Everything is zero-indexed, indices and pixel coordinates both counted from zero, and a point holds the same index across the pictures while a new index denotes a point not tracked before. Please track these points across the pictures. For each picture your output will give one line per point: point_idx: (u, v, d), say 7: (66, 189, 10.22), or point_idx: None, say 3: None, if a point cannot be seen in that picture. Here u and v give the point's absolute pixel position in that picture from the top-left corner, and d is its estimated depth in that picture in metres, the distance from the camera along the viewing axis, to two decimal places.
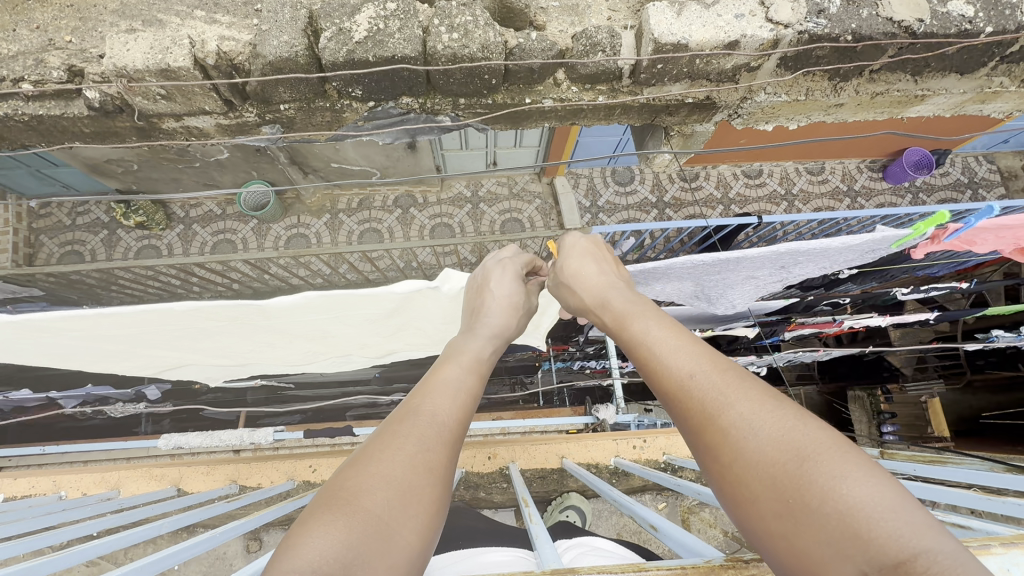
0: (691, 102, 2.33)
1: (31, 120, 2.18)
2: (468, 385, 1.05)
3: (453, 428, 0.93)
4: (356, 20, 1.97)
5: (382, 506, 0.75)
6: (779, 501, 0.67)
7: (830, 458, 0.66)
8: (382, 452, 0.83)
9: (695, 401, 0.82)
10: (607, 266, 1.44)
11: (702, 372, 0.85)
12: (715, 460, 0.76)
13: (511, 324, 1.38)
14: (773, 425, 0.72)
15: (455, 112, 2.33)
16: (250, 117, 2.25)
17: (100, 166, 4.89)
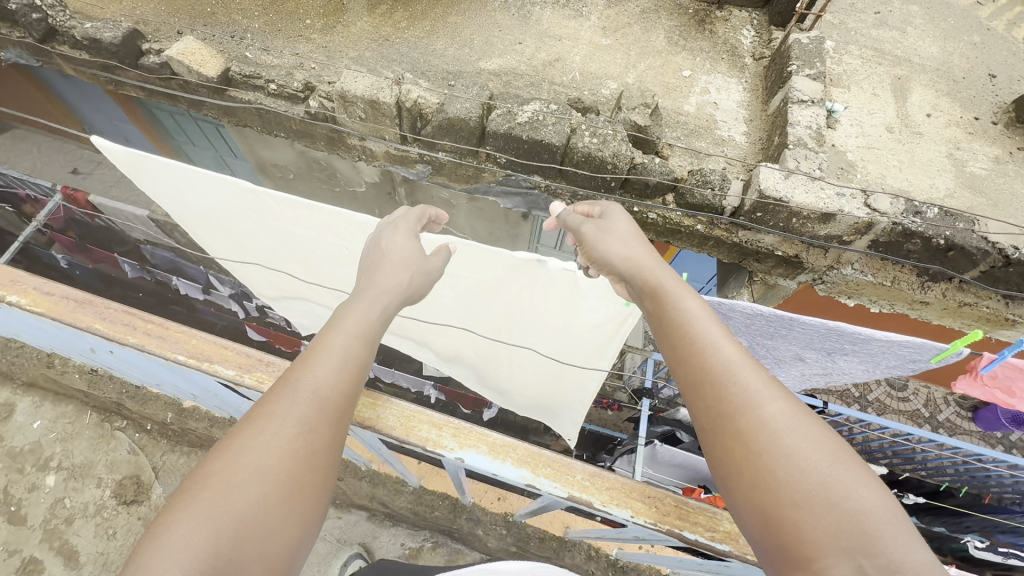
0: (779, 255, 2.55)
1: (262, 110, 2.86)
2: (355, 354, 1.08)
3: (334, 400, 0.99)
4: (523, 108, 2.48)
5: (263, 484, 0.84)
6: (799, 493, 0.81)
7: (847, 471, 0.82)
8: (258, 434, 0.90)
9: (737, 391, 0.94)
10: (637, 235, 1.38)
11: (740, 370, 0.97)
12: (742, 446, 0.89)
13: (416, 285, 1.37)
14: (805, 436, 0.87)
15: (571, 200, 2.71)
16: (413, 154, 2.75)
17: (267, 168, 5.93)
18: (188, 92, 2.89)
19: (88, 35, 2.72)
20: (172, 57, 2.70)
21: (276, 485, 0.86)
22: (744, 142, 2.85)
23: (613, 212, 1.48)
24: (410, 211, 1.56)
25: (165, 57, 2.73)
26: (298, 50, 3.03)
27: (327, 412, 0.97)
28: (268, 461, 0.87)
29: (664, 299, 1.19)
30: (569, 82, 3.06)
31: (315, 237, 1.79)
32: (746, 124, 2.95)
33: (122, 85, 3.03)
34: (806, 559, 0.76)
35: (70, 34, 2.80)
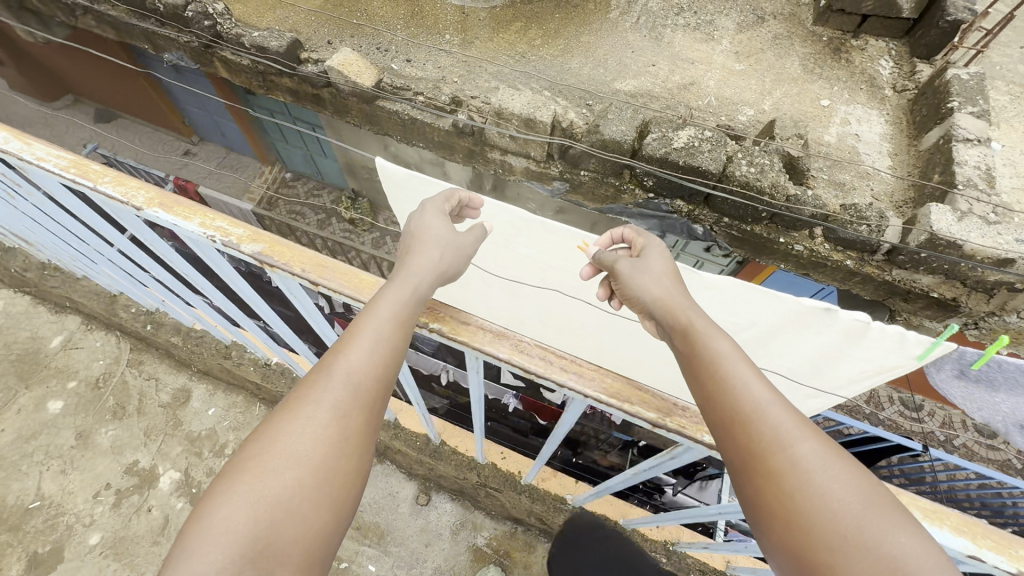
0: (933, 297, 2.48)
1: (406, 120, 2.93)
2: (387, 339, 0.90)
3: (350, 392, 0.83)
4: (678, 133, 2.48)
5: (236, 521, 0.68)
6: (827, 552, 0.66)
7: (877, 535, 0.65)
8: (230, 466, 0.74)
9: (761, 420, 0.79)
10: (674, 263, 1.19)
11: (771, 409, 0.79)
12: (769, 487, 0.73)
13: (449, 265, 1.11)
14: (835, 491, 0.69)
15: (713, 226, 2.69)
16: (553, 171, 2.78)
17: (356, 168, 6.12)
18: (338, 99, 3.01)
19: (255, 43, 2.87)
20: (333, 66, 2.82)
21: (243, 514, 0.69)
22: (892, 176, 2.76)
23: (655, 247, 1.20)
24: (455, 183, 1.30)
25: (325, 66, 2.86)
26: (438, 62, 3.12)
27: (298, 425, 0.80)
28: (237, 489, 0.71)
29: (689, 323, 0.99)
30: (704, 106, 3.05)
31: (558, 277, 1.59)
32: (891, 158, 2.87)
33: (272, 89, 3.18)
34: None
35: (234, 41, 2.94)
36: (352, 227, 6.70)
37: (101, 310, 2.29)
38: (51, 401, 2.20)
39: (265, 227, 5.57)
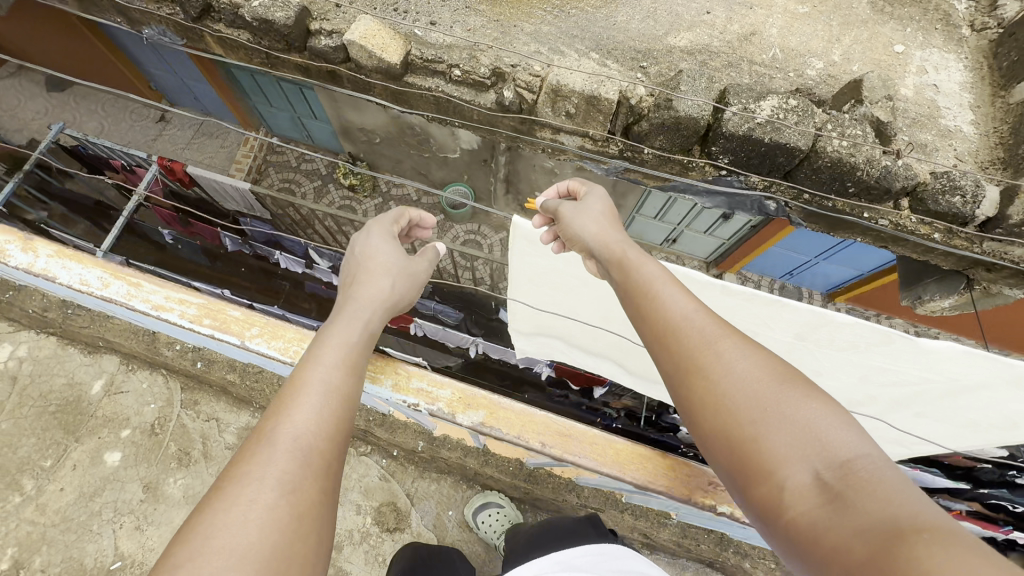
0: (1023, 268, 2.36)
1: (441, 98, 2.59)
2: (337, 381, 1.09)
3: (319, 443, 0.98)
4: (761, 105, 2.22)
5: (288, 454, 0.94)
6: (751, 412, 0.89)
7: (784, 390, 0.90)
8: (270, 415, 1.00)
9: (691, 336, 1.02)
10: (610, 215, 1.49)
11: (694, 317, 1.05)
12: (700, 380, 0.96)
13: (395, 290, 1.44)
14: (751, 365, 0.95)
15: (789, 202, 2.48)
16: (612, 150, 2.51)
17: (350, 131, 5.64)
18: (358, 76, 2.63)
19: (257, 15, 2.44)
20: (352, 40, 2.44)
21: (299, 453, 0.95)
22: (977, 135, 2.55)
23: (593, 196, 1.59)
24: (393, 212, 1.70)
25: (342, 41, 2.47)
26: (465, 21, 2.73)
27: (337, 378, 1.10)
28: (282, 444, 0.95)
29: (628, 273, 1.25)
30: (769, 61, 2.74)
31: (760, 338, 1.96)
32: (972, 112, 2.64)
33: (278, 67, 2.77)
34: (759, 472, 0.85)
35: (229, 12, 2.50)
36: (353, 194, 6.32)
37: (143, 350, 2.18)
38: (108, 452, 2.18)
39: (265, 206, 5.22)
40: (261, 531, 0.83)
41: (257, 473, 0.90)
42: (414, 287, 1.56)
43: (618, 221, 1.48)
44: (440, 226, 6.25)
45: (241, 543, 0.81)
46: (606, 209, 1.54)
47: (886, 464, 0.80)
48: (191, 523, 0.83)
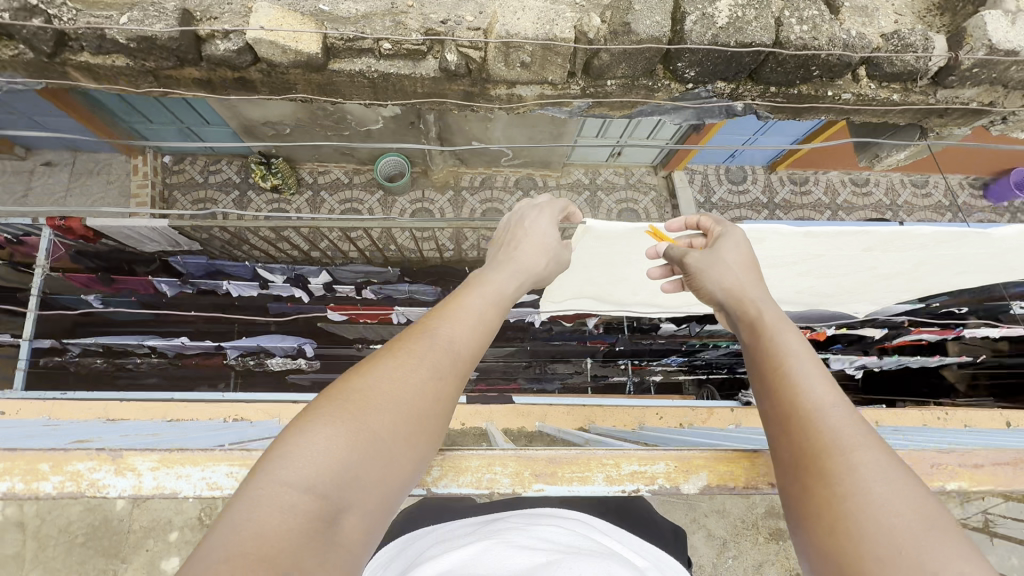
0: (971, 107, 2.51)
1: (376, 78, 2.31)
2: (487, 320, 1.28)
3: (454, 360, 1.15)
4: (717, 6, 2.11)
5: (441, 350, 1.14)
6: (877, 546, 0.80)
7: (932, 541, 0.78)
8: (438, 318, 1.21)
9: (828, 433, 0.96)
10: (746, 269, 1.47)
11: (836, 414, 0.99)
12: (824, 488, 0.90)
13: (541, 265, 1.61)
14: (897, 494, 0.85)
15: (756, 99, 2.47)
16: (574, 90, 2.37)
17: (254, 128, 5.06)
18: (275, 76, 2.29)
19: (132, 34, 2.02)
20: (260, 37, 2.08)
21: (448, 356, 1.14)
22: None
23: (729, 241, 1.59)
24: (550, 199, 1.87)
25: (246, 39, 2.09)
26: None
27: (489, 317, 1.29)
28: (438, 340, 1.16)
29: (766, 327, 1.24)
30: None
31: (828, 255, 2.25)
32: None
33: (173, 87, 2.36)
34: None
35: (94, 38, 2.05)
36: (278, 194, 5.78)
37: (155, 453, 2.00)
38: (164, 559, 2.07)
39: (191, 237, 4.71)
40: (410, 397, 1.04)
41: (419, 348, 1.12)
42: (557, 271, 1.76)
43: (755, 275, 1.46)
44: (383, 203, 5.90)
45: (399, 396, 1.03)
46: (743, 260, 1.52)
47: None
48: (373, 360, 1.09)
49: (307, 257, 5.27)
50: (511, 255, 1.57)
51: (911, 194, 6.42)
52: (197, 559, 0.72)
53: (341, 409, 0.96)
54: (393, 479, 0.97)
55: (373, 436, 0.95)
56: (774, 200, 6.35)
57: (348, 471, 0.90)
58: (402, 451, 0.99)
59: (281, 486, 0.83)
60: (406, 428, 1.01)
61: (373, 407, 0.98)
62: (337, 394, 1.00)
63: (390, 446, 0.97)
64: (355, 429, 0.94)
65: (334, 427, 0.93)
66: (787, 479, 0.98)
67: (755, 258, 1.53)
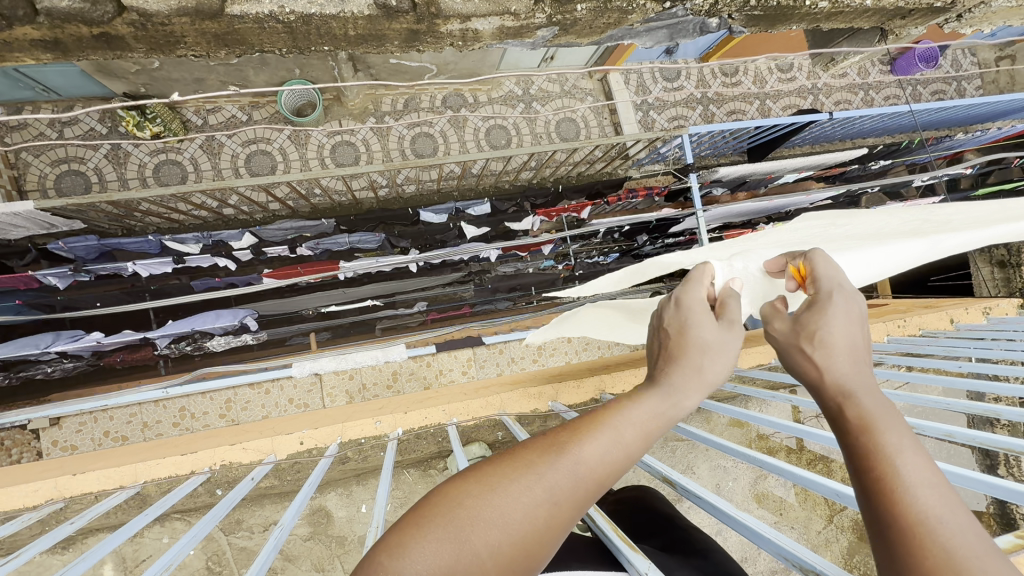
0: (934, 8, 2.43)
1: (294, 21, 1.82)
2: (624, 435, 1.08)
3: (590, 479, 1.02)
4: None
5: (565, 474, 1.00)
6: None
7: None
8: (567, 431, 1.06)
9: (942, 551, 0.81)
10: (854, 356, 1.12)
11: (954, 531, 0.82)
12: None
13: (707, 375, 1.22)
14: None
15: (732, 14, 2.23)
16: (538, 19, 2.01)
17: (110, 65, 4.02)
18: (152, 30, 1.74)
19: None
20: None
21: (572, 482, 1.00)
22: None
23: (840, 309, 1.19)
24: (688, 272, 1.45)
25: None
26: None
27: (631, 436, 1.08)
28: (567, 460, 1.02)
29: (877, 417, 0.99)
30: None
31: None
32: None
33: (5, 53, 1.74)
34: None
35: None
36: (162, 143, 4.80)
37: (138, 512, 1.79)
38: None
39: (68, 216, 3.90)
40: (521, 520, 0.95)
41: (542, 466, 1.00)
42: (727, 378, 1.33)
43: (859, 360, 1.11)
44: (295, 140, 5.11)
45: (510, 518, 0.94)
46: (847, 341, 1.14)
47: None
48: (488, 465, 1.03)
49: (220, 217, 4.58)
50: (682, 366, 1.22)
51: (831, 76, 6.55)
52: None
53: (450, 526, 0.93)
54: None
55: (475, 557, 0.91)
56: (708, 94, 6.23)
57: None
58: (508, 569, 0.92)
59: None
60: (512, 554, 0.93)
61: (482, 521, 0.94)
62: (448, 500, 0.98)
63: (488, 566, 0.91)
64: (459, 545, 0.91)
65: (444, 543, 0.91)
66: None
67: (866, 344, 1.15)
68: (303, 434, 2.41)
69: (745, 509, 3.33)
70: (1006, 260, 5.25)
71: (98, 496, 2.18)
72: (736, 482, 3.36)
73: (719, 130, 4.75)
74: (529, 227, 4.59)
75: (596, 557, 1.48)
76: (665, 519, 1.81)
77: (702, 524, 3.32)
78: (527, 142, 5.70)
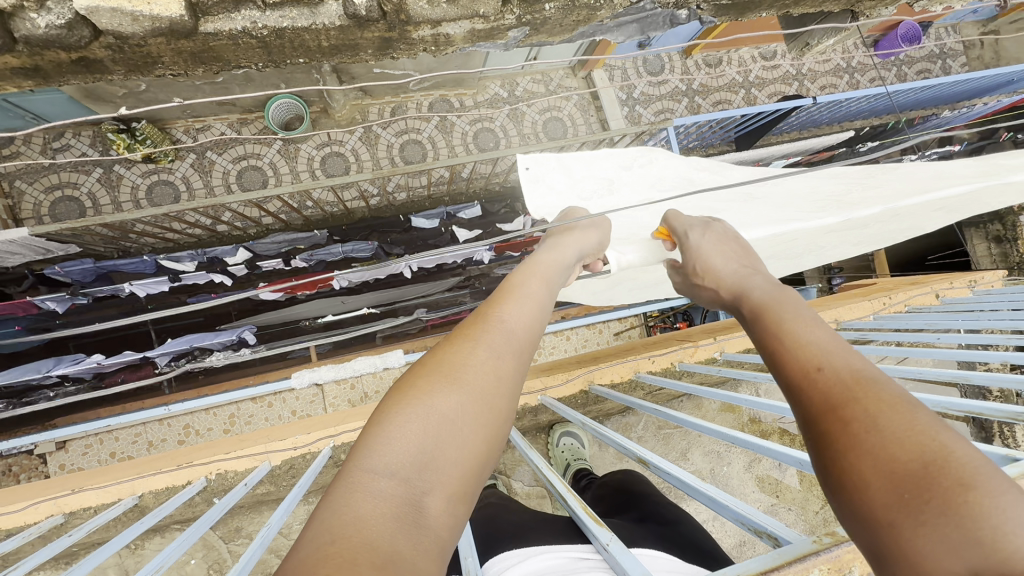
0: None
1: (267, 35, 1.86)
2: (539, 305, 1.29)
3: (521, 337, 1.16)
4: None
5: (501, 336, 1.12)
6: (892, 488, 0.79)
7: (965, 474, 0.76)
8: (493, 307, 1.21)
9: (827, 393, 0.96)
10: (735, 276, 1.57)
11: (833, 369, 1.00)
12: (841, 426, 0.91)
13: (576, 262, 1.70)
14: (905, 433, 0.84)
15: (700, 6, 2.28)
16: (509, 20, 2.05)
17: (98, 89, 4.07)
18: (129, 51, 1.80)
19: None
20: (95, 6, 1.59)
21: (507, 341, 1.12)
22: None
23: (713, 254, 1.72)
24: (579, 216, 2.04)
25: (74, 8, 1.59)
26: None
27: (541, 305, 1.29)
28: (499, 330, 1.14)
29: (769, 307, 1.27)
30: None
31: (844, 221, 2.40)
32: None
33: None
34: (895, 550, 0.76)
35: None
36: (153, 164, 4.86)
37: None
38: None
39: (63, 240, 3.94)
40: (477, 381, 1.01)
41: (477, 334, 1.12)
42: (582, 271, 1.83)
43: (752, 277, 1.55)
44: (285, 154, 5.17)
45: (467, 380, 1.01)
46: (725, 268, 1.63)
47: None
48: (436, 357, 1.07)
49: (214, 234, 4.64)
50: (560, 256, 1.69)
51: (815, 61, 6.57)
52: (305, 541, 0.73)
53: (414, 401, 0.96)
54: (472, 457, 0.94)
55: (444, 420, 0.94)
56: (693, 86, 6.26)
57: (424, 454, 0.89)
58: (479, 431, 0.96)
59: (373, 473, 0.84)
60: (477, 412, 0.98)
61: (444, 394, 0.97)
62: (405, 390, 0.99)
63: (462, 430, 0.94)
64: (428, 415, 0.93)
65: (410, 417, 0.93)
66: (806, 437, 0.98)
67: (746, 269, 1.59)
68: (298, 440, 2.44)
69: (744, 494, 3.35)
70: (1002, 235, 5.25)
71: (97, 509, 2.24)
72: (731, 467, 3.37)
73: (704, 120, 4.79)
74: (520, 227, 4.64)
75: (573, 538, 1.52)
76: (646, 499, 1.85)
77: (699, 511, 3.34)
78: (515, 143, 5.74)
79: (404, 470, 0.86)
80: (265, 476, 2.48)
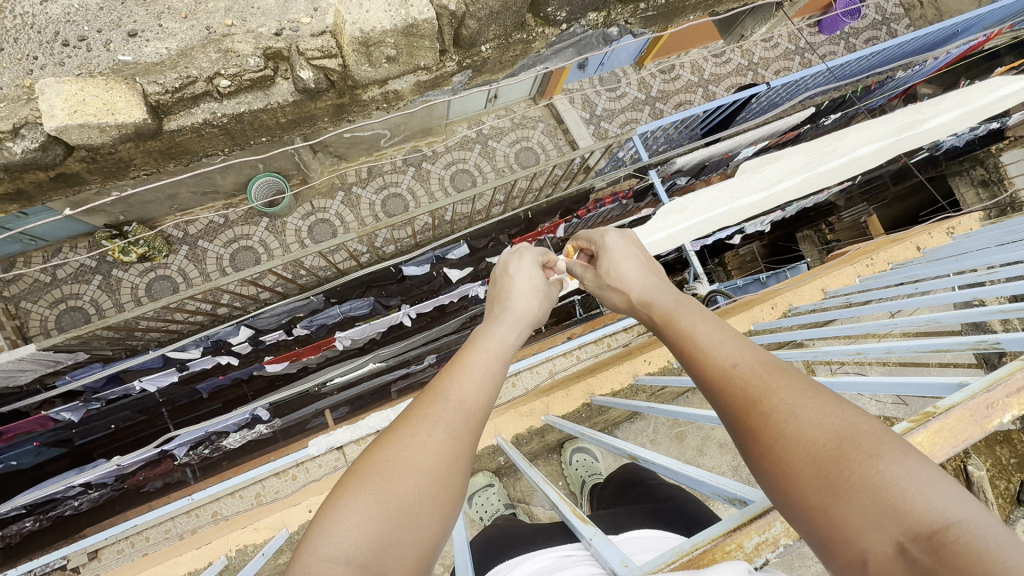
0: None
1: (228, 121, 2.12)
2: (494, 371, 1.32)
3: (476, 411, 1.17)
4: None
5: (453, 410, 1.13)
6: (817, 474, 0.84)
7: (871, 443, 0.81)
8: (442, 378, 1.23)
9: (742, 392, 1.02)
10: (651, 276, 1.68)
11: (745, 363, 1.06)
12: (763, 422, 0.95)
13: (534, 307, 1.74)
14: (815, 412, 0.90)
15: (628, 21, 2.40)
16: (450, 66, 2.24)
17: (83, 200, 4.22)
18: (100, 159, 2.04)
19: None
20: (64, 125, 1.84)
21: (459, 416, 1.13)
22: None
23: (615, 244, 1.90)
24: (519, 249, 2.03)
25: (46, 132, 1.85)
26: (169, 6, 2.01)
27: (493, 368, 1.33)
28: (447, 402, 1.15)
29: (676, 314, 1.38)
30: None
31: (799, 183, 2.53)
32: None
33: None
34: (835, 532, 0.79)
35: None
36: (149, 262, 5.02)
37: None
38: None
39: (70, 347, 4.01)
40: (431, 461, 1.02)
41: (432, 414, 1.11)
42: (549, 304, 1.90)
43: (662, 280, 1.68)
44: (272, 230, 5.33)
45: (419, 461, 1.01)
46: (641, 266, 1.77)
47: (993, 530, 0.66)
48: (389, 432, 1.08)
49: (215, 317, 4.75)
50: (515, 304, 1.70)
51: (764, 48, 6.76)
52: None
53: (371, 481, 0.95)
54: (427, 539, 0.93)
55: (402, 505, 0.93)
56: (651, 94, 6.46)
57: (381, 542, 0.86)
58: (432, 513, 0.96)
59: (326, 565, 0.80)
60: (432, 490, 0.98)
61: (399, 476, 0.97)
62: (362, 471, 0.98)
63: (418, 516, 0.93)
64: (383, 499, 0.92)
65: (363, 501, 0.91)
66: (734, 434, 1.02)
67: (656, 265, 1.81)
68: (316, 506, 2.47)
69: None
70: (988, 178, 5.32)
71: None
72: None
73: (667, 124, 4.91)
74: None
75: (570, 538, 1.57)
76: (646, 492, 1.90)
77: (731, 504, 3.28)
78: (492, 178, 5.89)
79: (360, 558, 0.83)
80: (288, 547, 2.49)
